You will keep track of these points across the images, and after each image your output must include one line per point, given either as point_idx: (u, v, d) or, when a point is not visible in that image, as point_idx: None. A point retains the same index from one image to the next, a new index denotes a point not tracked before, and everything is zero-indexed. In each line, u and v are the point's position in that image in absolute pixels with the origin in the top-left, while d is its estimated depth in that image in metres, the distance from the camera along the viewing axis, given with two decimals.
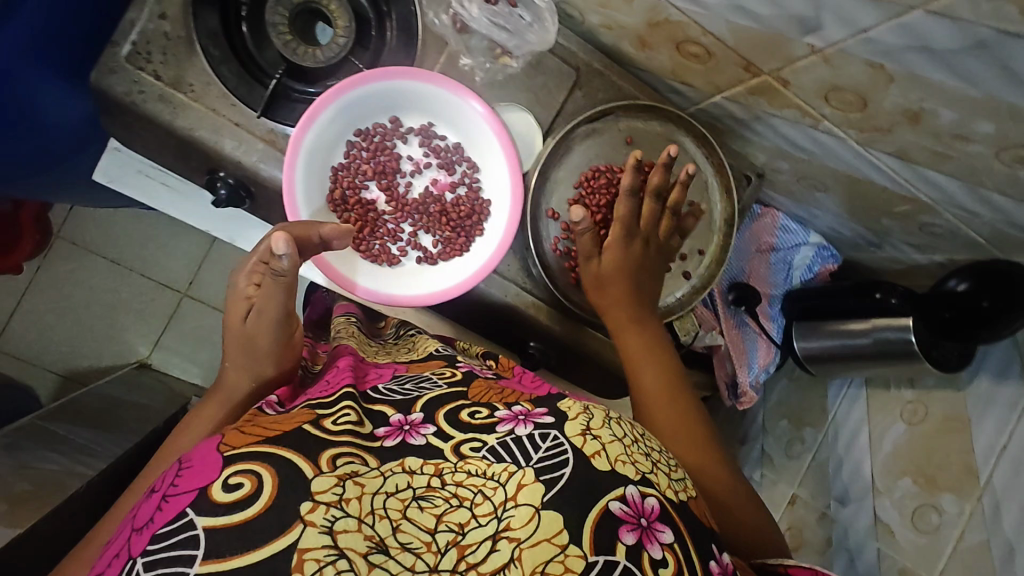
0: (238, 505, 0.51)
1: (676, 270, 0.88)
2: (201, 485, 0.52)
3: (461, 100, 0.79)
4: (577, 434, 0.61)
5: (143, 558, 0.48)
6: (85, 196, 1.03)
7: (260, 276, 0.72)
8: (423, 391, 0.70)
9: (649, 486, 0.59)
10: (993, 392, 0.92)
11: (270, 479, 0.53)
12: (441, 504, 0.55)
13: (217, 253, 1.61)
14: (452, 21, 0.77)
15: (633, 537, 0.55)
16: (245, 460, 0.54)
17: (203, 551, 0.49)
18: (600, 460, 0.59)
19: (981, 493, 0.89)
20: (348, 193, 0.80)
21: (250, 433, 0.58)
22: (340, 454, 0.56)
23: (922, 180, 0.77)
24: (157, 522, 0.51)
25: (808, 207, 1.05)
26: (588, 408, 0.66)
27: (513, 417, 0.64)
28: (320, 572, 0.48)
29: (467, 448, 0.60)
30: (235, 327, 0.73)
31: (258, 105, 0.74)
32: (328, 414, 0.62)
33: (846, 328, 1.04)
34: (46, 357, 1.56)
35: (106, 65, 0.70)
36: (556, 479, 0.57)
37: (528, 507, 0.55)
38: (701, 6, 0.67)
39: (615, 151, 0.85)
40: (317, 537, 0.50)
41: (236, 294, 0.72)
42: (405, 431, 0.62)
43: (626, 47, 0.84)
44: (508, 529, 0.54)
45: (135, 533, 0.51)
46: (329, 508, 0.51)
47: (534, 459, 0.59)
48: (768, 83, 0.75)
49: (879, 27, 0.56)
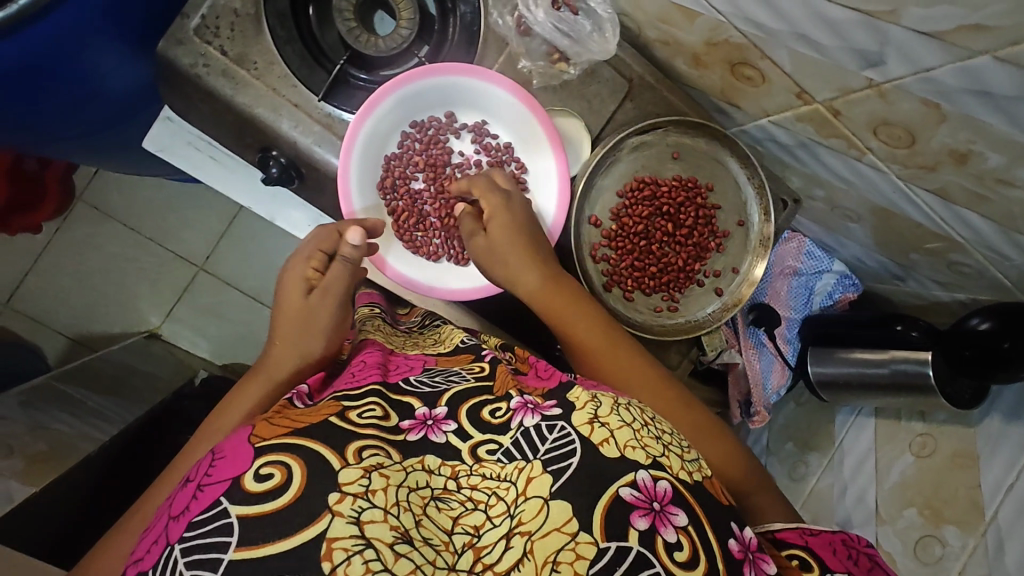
0: (268, 495, 0.52)
1: (708, 285, 0.90)
2: (232, 476, 0.53)
3: (516, 100, 0.80)
4: (585, 423, 0.63)
5: (180, 545, 0.50)
6: (127, 160, 1.03)
7: (317, 263, 0.77)
8: (451, 384, 0.71)
9: (662, 470, 0.60)
10: (1003, 432, 0.93)
11: (298, 469, 0.53)
12: (457, 507, 0.57)
13: (237, 230, 1.60)
14: (516, 22, 0.78)
15: (645, 522, 0.56)
16: (273, 452, 0.55)
17: (237, 538, 0.50)
18: (609, 447, 0.61)
19: (985, 528, 0.90)
20: (399, 183, 0.83)
21: (278, 424, 0.59)
22: (365, 446, 0.57)
23: (958, 219, 0.78)
24: (192, 510, 0.52)
25: (837, 235, 1.08)
26: (596, 397, 0.66)
27: (523, 407, 0.65)
28: (348, 561, 0.48)
29: (484, 451, 0.61)
30: (293, 303, 0.75)
31: (319, 89, 0.76)
32: (354, 406, 0.63)
33: (863, 357, 1.06)
34: (56, 318, 1.56)
35: (175, 36, 0.71)
36: (565, 469, 0.58)
37: (538, 499, 0.56)
38: (762, 30, 0.68)
39: (661, 164, 0.86)
40: (346, 527, 0.50)
41: (295, 275, 0.76)
42: (427, 425, 0.64)
43: (680, 64, 0.86)
44: (520, 525, 0.55)
45: (173, 520, 0.53)
46: (356, 500, 0.52)
47: (541, 451, 0.60)
48: (819, 111, 0.76)
49: (941, 68, 0.57)
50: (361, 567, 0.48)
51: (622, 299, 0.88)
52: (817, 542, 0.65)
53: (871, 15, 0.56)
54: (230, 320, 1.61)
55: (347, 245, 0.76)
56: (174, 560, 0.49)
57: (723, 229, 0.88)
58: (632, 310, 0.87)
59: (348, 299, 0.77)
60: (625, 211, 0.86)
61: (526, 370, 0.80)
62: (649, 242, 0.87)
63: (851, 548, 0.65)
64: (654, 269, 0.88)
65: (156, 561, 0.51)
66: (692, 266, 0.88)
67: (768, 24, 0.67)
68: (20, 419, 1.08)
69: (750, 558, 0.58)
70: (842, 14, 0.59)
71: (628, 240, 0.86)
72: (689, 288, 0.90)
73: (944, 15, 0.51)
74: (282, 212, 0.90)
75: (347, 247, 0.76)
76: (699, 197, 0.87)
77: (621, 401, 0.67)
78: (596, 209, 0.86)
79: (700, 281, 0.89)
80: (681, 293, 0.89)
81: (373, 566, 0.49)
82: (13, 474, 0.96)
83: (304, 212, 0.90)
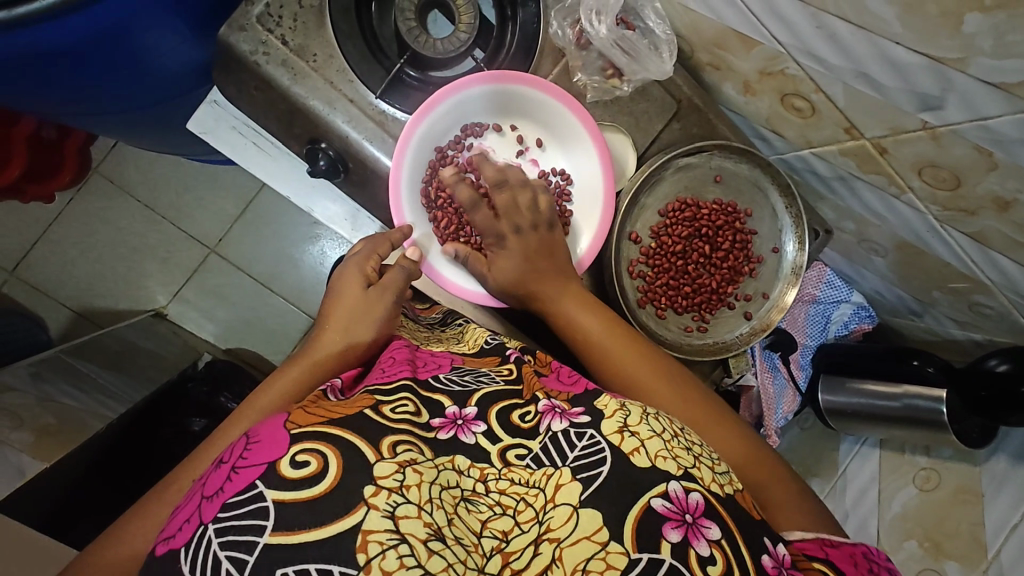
0: (306, 481, 0.47)
1: (739, 309, 0.92)
2: (270, 460, 0.48)
3: (563, 107, 0.84)
4: (614, 432, 0.58)
5: (214, 525, 0.45)
6: (161, 137, 1.02)
7: (375, 264, 0.78)
8: (482, 385, 0.66)
9: (692, 481, 0.55)
10: (1008, 473, 0.96)
11: (335, 458, 0.48)
12: (485, 511, 0.51)
13: (253, 213, 1.58)
14: (576, 35, 0.82)
15: (678, 534, 0.51)
16: (313, 438, 0.50)
17: (273, 522, 0.45)
18: (639, 457, 0.56)
19: (988, 564, 0.91)
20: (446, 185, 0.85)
21: (317, 413, 0.53)
22: (399, 441, 0.52)
23: (990, 263, 0.79)
24: (227, 491, 0.47)
25: (859, 267, 1.10)
26: (625, 405, 0.62)
27: (551, 409, 0.62)
28: (383, 556, 0.43)
29: (513, 454, 0.57)
30: (350, 295, 0.75)
31: (377, 88, 0.80)
32: (386, 400, 0.57)
33: (876, 390, 1.08)
34: (60, 290, 1.53)
35: (237, 22, 0.75)
36: (595, 476, 0.54)
37: (567, 506, 0.52)
38: (822, 65, 0.69)
39: (703, 187, 0.89)
40: (380, 521, 0.45)
41: (356, 269, 0.77)
42: (457, 425, 0.58)
43: (729, 89, 0.88)
44: (548, 531, 0.50)
45: (205, 500, 0.47)
46: (391, 493, 0.47)
47: (570, 458, 0.56)
48: (866, 148, 0.77)
49: (1001, 118, 0.58)
50: (396, 562, 0.43)
51: (654, 317, 0.89)
52: (837, 554, 0.57)
53: (940, 61, 0.57)
54: (236, 304, 1.58)
55: (405, 259, 0.80)
56: (207, 539, 0.44)
57: (757, 254, 0.91)
58: (664, 327, 0.88)
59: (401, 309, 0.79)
60: (664, 230, 0.88)
61: (546, 371, 0.74)
62: (686, 262, 0.89)
63: (873, 561, 0.57)
64: (688, 289, 0.90)
65: (186, 541, 0.46)
66: (726, 288, 0.90)
67: (830, 60, 0.68)
68: (28, 390, 1.06)
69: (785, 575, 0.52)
70: (908, 57, 0.59)
71: (666, 258, 0.89)
72: (719, 310, 0.92)
73: (1013, 67, 0.52)
74: (320, 203, 0.90)
75: (404, 261, 0.81)
76: (738, 222, 0.89)
77: (650, 411, 0.63)
78: (636, 226, 0.89)
79: (731, 304, 0.91)
80: (711, 315, 0.92)
81: (407, 563, 0.43)
82: (22, 447, 0.95)
83: (341, 206, 0.90)
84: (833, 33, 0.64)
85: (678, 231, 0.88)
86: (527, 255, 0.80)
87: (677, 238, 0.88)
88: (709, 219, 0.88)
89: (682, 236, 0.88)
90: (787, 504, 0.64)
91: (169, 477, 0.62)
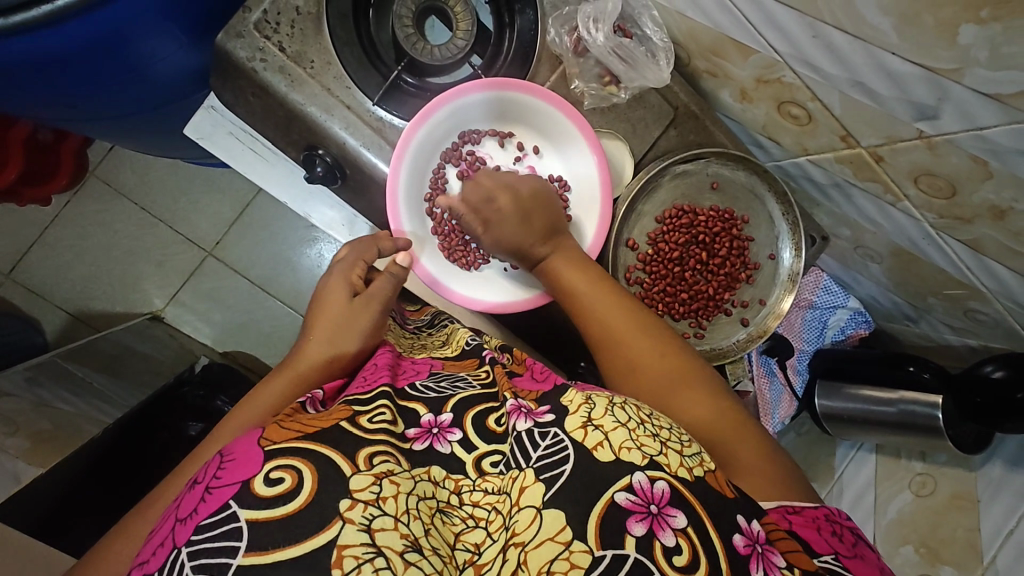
0: (280, 499, 0.46)
1: (735, 315, 0.93)
2: (242, 479, 0.47)
3: (558, 112, 0.84)
4: (578, 427, 0.55)
5: (187, 548, 0.44)
6: (158, 141, 1.02)
7: (360, 272, 0.78)
8: (455, 391, 0.65)
9: (658, 469, 0.52)
10: (1003, 479, 0.96)
11: (309, 475, 0.48)
12: (459, 524, 0.53)
13: (250, 217, 1.57)
14: (573, 42, 0.82)
15: (643, 527, 0.49)
16: (286, 454, 0.49)
17: (247, 543, 0.44)
18: (603, 452, 0.53)
19: (984, 570, 0.91)
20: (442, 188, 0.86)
21: (293, 428, 0.53)
22: (377, 451, 0.52)
23: (985, 270, 0.79)
24: (201, 513, 0.46)
25: (855, 272, 1.10)
26: (590, 397, 0.59)
27: (516, 409, 0.60)
28: (359, 570, 0.43)
29: (488, 463, 0.57)
30: (337, 304, 0.75)
31: (374, 94, 0.79)
32: (364, 411, 0.57)
33: (870, 395, 1.09)
34: (57, 293, 1.52)
35: (235, 29, 0.74)
36: (558, 475, 0.52)
37: (530, 509, 0.50)
38: (819, 74, 0.70)
39: (700, 194, 0.89)
40: (357, 534, 0.45)
41: (343, 277, 0.77)
42: (432, 434, 0.59)
43: (726, 96, 0.88)
44: (514, 536, 0.49)
45: (179, 522, 0.46)
46: (367, 506, 0.47)
47: (533, 458, 0.54)
48: (862, 156, 0.77)
49: (997, 128, 0.58)
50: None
51: None
52: (800, 521, 0.56)
53: (937, 72, 0.57)
54: (233, 308, 1.58)
55: (394, 264, 0.80)
56: (179, 564, 0.44)
57: (754, 261, 0.91)
58: None
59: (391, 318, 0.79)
60: (662, 236, 0.89)
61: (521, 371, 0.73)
62: (683, 268, 0.91)
63: (835, 523, 0.57)
64: (685, 295, 0.91)
65: (160, 565, 0.45)
66: (722, 295, 0.91)
67: (827, 69, 0.68)
68: (23, 395, 1.06)
69: (759, 551, 0.49)
70: (905, 68, 0.59)
71: (664, 264, 0.89)
72: (715, 315, 0.93)
73: (1009, 79, 0.52)
74: (317, 209, 0.90)
75: (393, 266, 0.80)
76: (734, 228, 0.90)
77: (617, 402, 0.59)
78: (633, 232, 0.89)
79: (727, 310, 0.92)
80: (708, 321, 0.93)
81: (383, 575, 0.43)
82: (18, 452, 0.95)
83: (336, 210, 0.90)
84: (830, 42, 0.64)
85: (676, 233, 0.88)
86: (514, 234, 0.79)
87: (674, 241, 0.88)
88: (705, 216, 0.89)
89: (678, 238, 0.88)
90: (761, 476, 0.61)
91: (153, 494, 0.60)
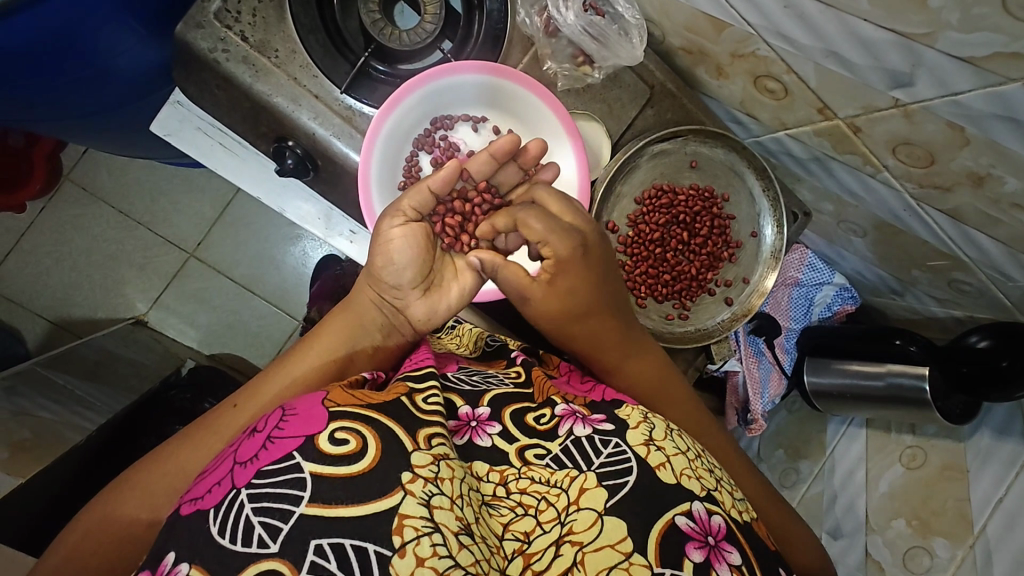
0: (345, 458, 0.46)
1: (720, 295, 0.94)
2: (307, 434, 0.47)
3: (501, 80, 0.82)
4: (640, 443, 0.55)
5: (247, 490, 0.44)
6: (129, 139, 1.00)
7: (411, 202, 0.70)
8: (490, 386, 0.64)
9: (715, 503, 0.52)
10: (992, 449, 0.95)
11: (373, 441, 0.47)
12: (507, 514, 0.50)
13: (230, 217, 1.55)
14: (544, 23, 0.81)
15: (701, 555, 0.49)
16: (350, 417, 0.48)
17: (310, 494, 0.44)
18: (665, 473, 0.53)
19: (974, 540, 0.91)
20: (408, 164, 0.83)
21: (356, 396, 0.52)
22: (434, 433, 0.51)
23: (967, 240, 0.78)
24: (262, 459, 0.46)
25: (839, 248, 1.10)
26: (648, 416, 0.59)
27: (571, 415, 0.58)
28: (417, 542, 0.43)
29: (531, 454, 0.55)
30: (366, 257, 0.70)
31: (342, 83, 0.79)
32: (420, 389, 0.56)
33: (861, 370, 1.07)
34: (37, 301, 1.50)
35: (195, 19, 0.74)
36: (622, 485, 0.51)
37: (591, 511, 0.49)
38: (792, 45, 0.69)
39: (678, 172, 0.91)
40: (416, 507, 0.45)
41: (380, 237, 0.69)
42: (471, 427, 0.57)
43: (702, 73, 0.87)
44: (571, 533, 0.49)
45: (238, 466, 0.46)
46: (426, 483, 0.46)
47: (595, 464, 0.53)
48: (840, 128, 0.76)
49: (972, 93, 0.57)
50: (429, 550, 0.43)
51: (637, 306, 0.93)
52: None
53: (909, 37, 0.56)
54: (219, 309, 1.55)
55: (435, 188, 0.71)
56: (240, 503, 0.43)
57: (736, 239, 0.93)
58: (646, 315, 0.92)
59: (428, 229, 0.71)
60: (641, 218, 0.91)
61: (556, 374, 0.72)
62: (665, 250, 0.93)
63: None
64: (667, 277, 0.93)
65: (215, 503, 0.44)
66: (705, 275, 0.93)
67: (799, 40, 0.67)
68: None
69: None
70: (877, 34, 0.58)
71: (644, 246, 0.92)
72: (700, 296, 0.95)
73: (982, 41, 0.51)
74: (292, 203, 0.90)
75: (434, 181, 0.72)
76: (715, 207, 0.91)
77: (672, 426, 0.60)
78: (613, 214, 0.91)
79: (711, 290, 0.94)
80: (693, 302, 0.94)
81: (440, 552, 0.43)
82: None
83: (313, 205, 0.91)
84: (802, 12, 0.63)
85: (666, 232, 0.92)
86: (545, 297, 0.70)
87: (655, 243, 0.92)
88: (706, 233, 0.92)
89: (660, 239, 0.92)
90: (793, 533, 0.70)
91: (219, 406, 0.64)
